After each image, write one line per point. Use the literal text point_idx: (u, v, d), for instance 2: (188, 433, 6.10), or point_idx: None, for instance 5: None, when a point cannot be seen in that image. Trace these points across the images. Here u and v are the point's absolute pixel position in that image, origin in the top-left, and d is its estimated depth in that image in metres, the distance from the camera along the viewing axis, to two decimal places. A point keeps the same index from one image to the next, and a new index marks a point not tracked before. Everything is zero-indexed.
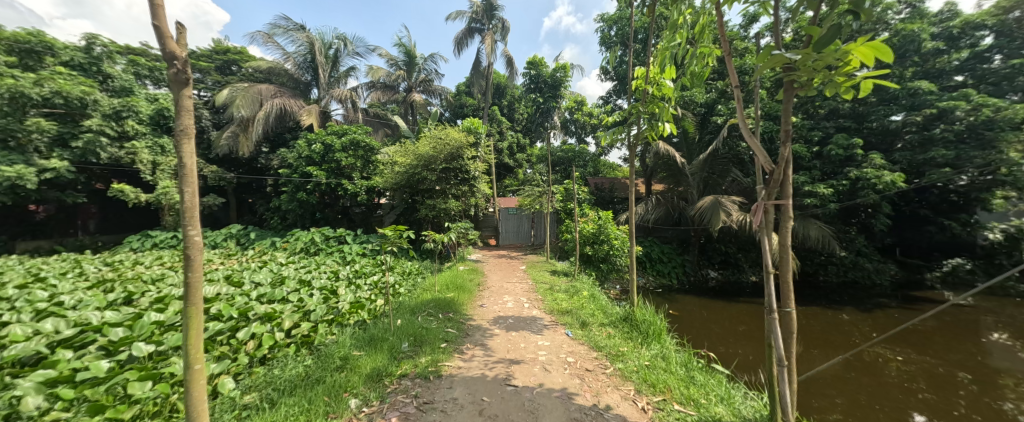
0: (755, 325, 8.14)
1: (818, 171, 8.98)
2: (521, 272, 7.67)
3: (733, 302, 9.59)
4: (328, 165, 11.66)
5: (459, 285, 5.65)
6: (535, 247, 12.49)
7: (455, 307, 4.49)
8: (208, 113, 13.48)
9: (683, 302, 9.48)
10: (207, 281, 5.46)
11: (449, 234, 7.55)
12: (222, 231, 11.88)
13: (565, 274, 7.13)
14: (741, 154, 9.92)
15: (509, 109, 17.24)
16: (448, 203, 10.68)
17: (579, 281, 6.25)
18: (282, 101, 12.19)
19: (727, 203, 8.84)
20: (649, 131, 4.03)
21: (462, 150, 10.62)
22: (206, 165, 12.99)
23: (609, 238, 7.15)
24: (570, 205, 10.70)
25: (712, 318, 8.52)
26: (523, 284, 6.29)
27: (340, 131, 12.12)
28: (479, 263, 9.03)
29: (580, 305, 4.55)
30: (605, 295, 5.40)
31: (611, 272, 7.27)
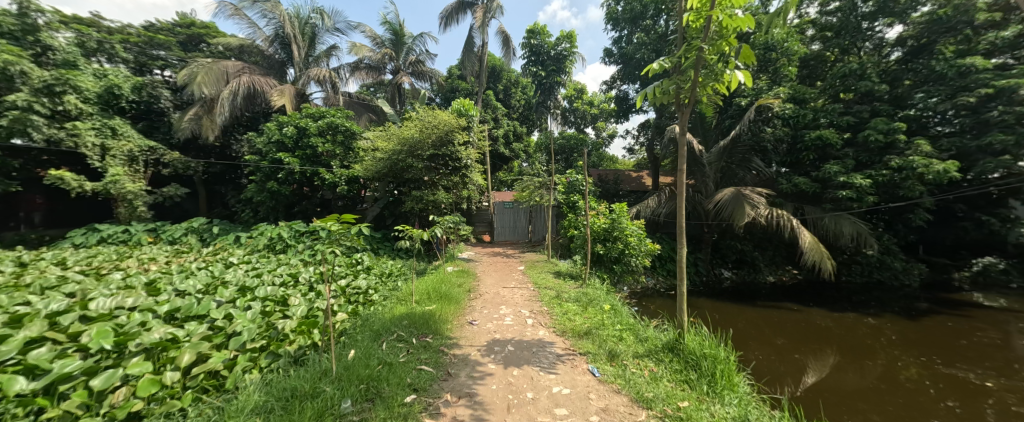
0: (784, 332, 7.16)
1: (852, 160, 8.02)
2: (519, 274, 6.57)
3: (753, 306, 8.62)
4: (302, 152, 10.39)
5: (444, 293, 4.53)
6: (533, 244, 11.42)
7: (436, 326, 3.39)
8: (169, 93, 12.09)
9: (698, 305, 8.47)
10: (118, 288, 4.24)
11: (433, 230, 6.41)
12: (183, 225, 10.59)
13: (572, 278, 6.04)
14: (763, 141, 8.91)
15: (505, 95, 15.97)
16: (436, 194, 9.56)
17: (590, 287, 5.17)
18: (249, 79, 10.75)
19: (751, 195, 7.80)
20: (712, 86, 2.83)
21: (452, 135, 9.42)
22: (167, 152, 11.65)
23: (623, 235, 6.06)
24: (573, 197, 9.60)
25: (734, 323, 7.52)
26: (523, 291, 5.17)
27: (316, 113, 10.82)
28: (469, 262, 7.93)
29: (599, 323, 3.48)
30: (628, 307, 4.33)
31: (623, 275, 6.20)
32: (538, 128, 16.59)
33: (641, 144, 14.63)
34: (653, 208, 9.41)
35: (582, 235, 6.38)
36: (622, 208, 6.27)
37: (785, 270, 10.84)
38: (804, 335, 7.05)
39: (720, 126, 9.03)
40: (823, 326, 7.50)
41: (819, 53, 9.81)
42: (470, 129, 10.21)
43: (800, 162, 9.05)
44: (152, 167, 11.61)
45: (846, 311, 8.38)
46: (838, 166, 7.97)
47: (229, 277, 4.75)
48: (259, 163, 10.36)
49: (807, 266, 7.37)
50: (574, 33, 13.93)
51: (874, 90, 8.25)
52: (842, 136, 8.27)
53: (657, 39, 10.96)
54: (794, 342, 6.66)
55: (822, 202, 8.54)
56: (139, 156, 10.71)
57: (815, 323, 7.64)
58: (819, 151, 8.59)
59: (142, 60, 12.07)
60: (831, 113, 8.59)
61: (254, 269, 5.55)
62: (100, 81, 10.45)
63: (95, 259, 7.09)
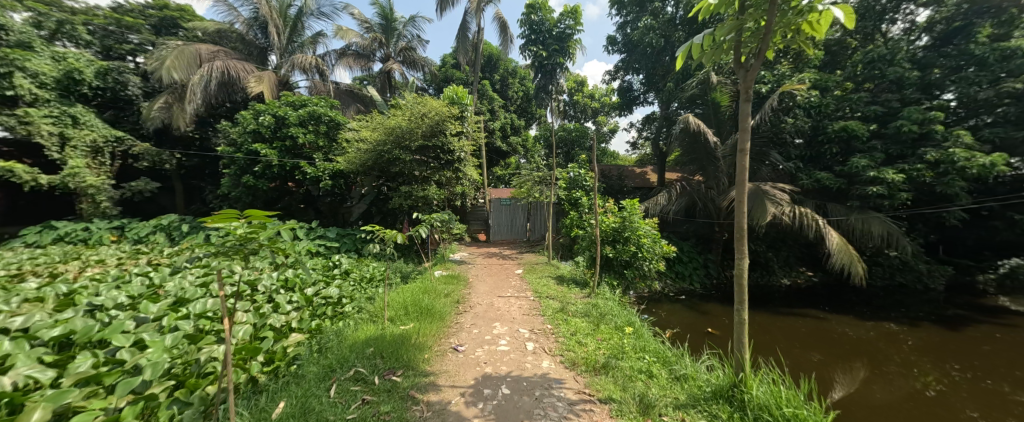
0: (808, 341, 6.46)
1: (882, 153, 7.32)
2: (516, 280, 5.80)
3: (770, 312, 7.91)
4: (281, 143, 9.52)
5: (425, 305, 3.74)
6: (532, 244, 10.68)
7: (409, 355, 2.62)
8: (138, 79, 11.18)
9: (711, 310, 7.73)
10: (19, 299, 3.39)
11: (420, 230, 5.66)
12: (152, 222, 9.74)
13: (577, 286, 5.28)
14: (783, 133, 8.17)
15: (502, 85, 15.10)
16: (426, 189, 8.77)
17: (600, 297, 4.41)
18: (223, 63, 9.85)
19: (773, 191, 7.05)
20: (794, 29, 2.00)
21: (444, 125, 8.62)
22: (137, 143, 10.78)
23: (635, 235, 5.29)
24: (575, 193, 8.82)
25: (753, 331, 6.79)
26: (521, 302, 4.41)
27: (296, 101, 9.98)
28: (461, 265, 7.14)
29: (621, 352, 2.73)
30: (649, 325, 3.59)
31: (635, 282, 5.45)
32: (536, 122, 15.82)
33: (645, 138, 13.90)
34: (663, 206, 8.67)
35: (588, 236, 5.61)
36: (633, 204, 5.50)
37: (800, 272, 10.17)
38: (832, 345, 6.35)
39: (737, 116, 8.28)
40: (849, 334, 6.82)
41: (841, 39, 9.09)
42: (464, 118, 9.40)
43: (821, 155, 8.34)
44: (120, 159, 10.74)
45: (871, 317, 7.72)
46: (867, 159, 7.26)
47: (167, 286, 3.91)
48: (232, 155, 9.45)
49: (836, 270, 6.65)
50: (578, 9, 13.10)
51: (905, 76, 7.54)
52: (869, 128, 7.57)
53: (666, 25, 10.20)
54: (824, 353, 5.95)
55: (848, 199, 7.83)
56: (105, 147, 9.85)
57: (840, 332, 6.94)
58: (842, 144, 7.90)
59: (108, 43, 11.13)
60: (857, 102, 7.88)
61: (206, 273, 4.73)
62: (58, 64, 9.54)
63: (35, 260, 6.25)
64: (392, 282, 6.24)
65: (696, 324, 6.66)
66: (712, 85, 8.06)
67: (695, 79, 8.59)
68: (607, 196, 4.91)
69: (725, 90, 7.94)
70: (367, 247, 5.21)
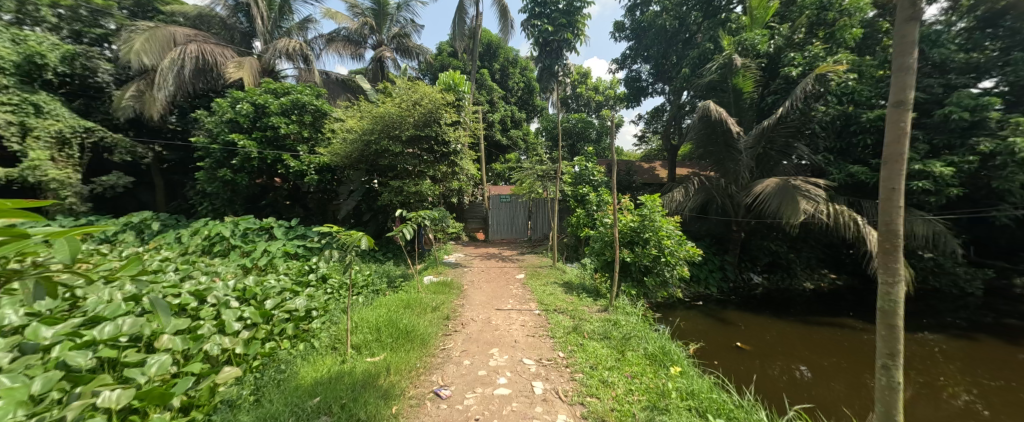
0: (843, 351, 5.73)
1: (926, 144, 6.55)
2: (517, 287, 5.04)
3: (794, 319, 7.19)
4: (261, 133, 8.73)
5: (405, 324, 2.98)
6: (533, 244, 9.96)
7: (369, 410, 1.88)
8: (109, 66, 10.34)
9: (731, 317, 6.98)
10: None
11: (406, 229, 4.95)
12: (123, 220, 8.96)
13: (589, 296, 4.52)
14: (812, 122, 7.40)
15: (502, 75, 14.24)
16: (419, 184, 8.04)
17: (620, 311, 3.67)
18: (198, 46, 9.03)
19: (806, 186, 6.28)
20: None
21: (438, 113, 7.81)
22: (108, 134, 9.99)
23: (657, 235, 4.53)
24: (582, 189, 8.06)
25: (780, 340, 6.06)
26: (523, 317, 3.69)
27: (278, 89, 9.16)
28: (455, 268, 6.38)
29: (665, 406, 1.99)
30: (685, 353, 2.86)
31: (656, 292, 4.67)
32: (537, 115, 15.03)
33: (653, 131, 13.12)
34: (678, 203, 7.89)
35: (601, 237, 4.83)
36: (654, 199, 4.73)
37: (823, 275, 9.43)
38: (869, 355, 5.64)
39: (762, 103, 7.48)
40: (885, 344, 6.11)
41: (873, 20, 8.27)
42: (461, 107, 8.59)
43: (853, 147, 7.57)
44: (90, 151, 9.95)
45: (907, 326, 7.03)
46: (911, 151, 6.48)
47: (88, 297, 3.14)
48: (207, 146, 8.63)
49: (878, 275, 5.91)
50: None
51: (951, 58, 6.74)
52: (910, 116, 6.79)
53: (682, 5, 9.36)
54: (864, 363, 5.23)
55: (885, 196, 7.09)
56: (73, 138, 9.07)
57: (875, 342, 6.23)
58: (878, 134, 7.14)
59: (76, 26, 10.19)
60: (896, 88, 7.07)
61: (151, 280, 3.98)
62: (16, 46, 8.69)
63: None
64: (375, 292, 5.51)
65: (718, 336, 5.93)
66: (735, 68, 7.26)
67: (714, 63, 7.77)
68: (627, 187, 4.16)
69: (750, 75, 7.14)
70: (337, 252, 4.44)
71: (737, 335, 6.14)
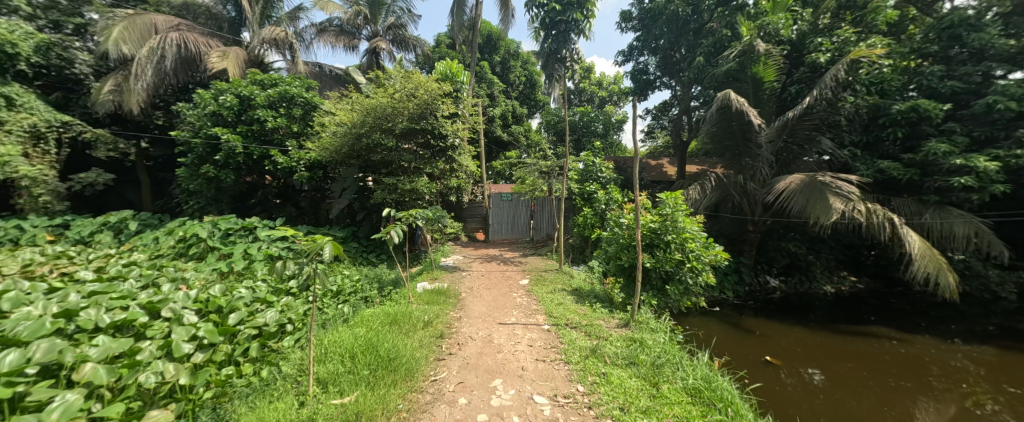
0: (880, 364, 5.19)
1: (965, 138, 6.02)
2: (521, 296, 4.49)
3: (820, 328, 6.65)
4: (247, 126, 8.19)
5: (390, 349, 2.44)
6: (536, 244, 9.43)
7: None
8: (88, 56, 9.74)
9: (753, 327, 6.41)
10: None
11: (395, 230, 4.42)
12: (101, 220, 8.40)
13: (604, 307, 3.99)
14: (837, 115, 6.86)
15: (502, 68, 13.67)
16: (414, 181, 7.54)
17: (643, 328, 3.14)
18: (179, 35, 8.45)
19: (838, 183, 5.72)
20: None
21: (435, 105, 7.27)
22: (87, 128, 9.40)
23: (680, 236, 3.97)
24: (589, 186, 7.50)
25: (811, 352, 5.50)
26: (529, 334, 3.14)
27: (265, 80, 8.61)
28: (452, 272, 5.81)
29: None
30: (736, 388, 2.31)
31: (678, 302, 4.09)
32: (539, 110, 14.48)
33: (660, 127, 12.56)
34: (694, 200, 7.30)
35: (615, 238, 4.25)
36: (674, 195, 4.16)
37: (842, 278, 8.92)
38: (909, 368, 5.12)
39: (784, 94, 6.94)
40: (923, 355, 5.59)
41: (900, 5, 7.72)
42: (459, 99, 8.04)
43: (882, 141, 7.03)
44: (68, 147, 9.38)
45: (940, 334, 6.54)
46: (950, 145, 5.94)
47: (9, 312, 2.61)
48: (189, 141, 8.08)
49: (917, 280, 5.39)
50: None
51: (993, 44, 6.20)
52: (948, 106, 6.25)
53: None
54: (907, 379, 4.70)
55: (918, 194, 6.57)
56: (47, 132, 8.47)
57: (911, 353, 5.70)
58: (911, 127, 6.57)
59: (54, 16, 9.49)
60: (930, 77, 6.54)
61: (101, 290, 3.43)
62: None
63: None
64: (362, 301, 4.95)
65: (742, 348, 5.40)
66: (756, 56, 6.70)
67: (733, 50, 7.20)
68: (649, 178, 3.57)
69: (773, 63, 6.60)
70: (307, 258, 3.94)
71: (762, 346, 5.60)
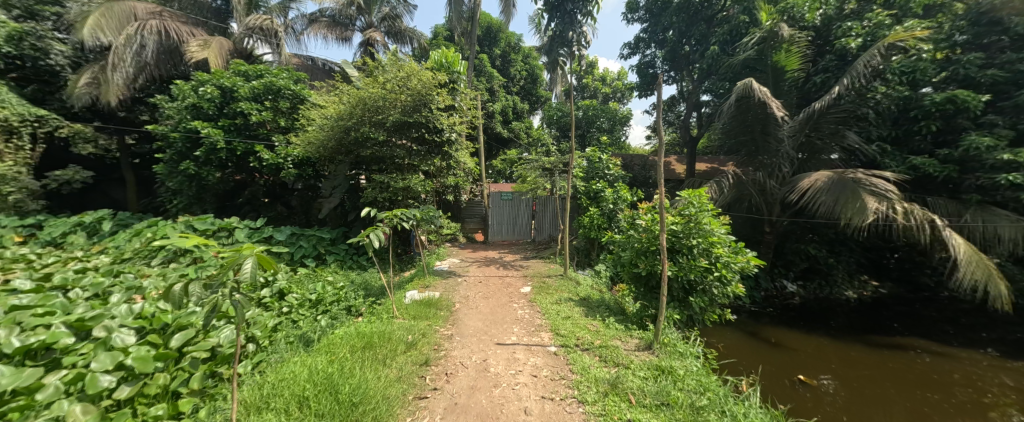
0: (916, 378, 4.70)
1: (1010, 131, 5.47)
2: (522, 307, 3.97)
3: (850, 338, 6.08)
4: (229, 120, 7.68)
5: (357, 390, 1.92)
6: (537, 246, 8.92)
7: None
8: (65, 47, 9.16)
9: (778, 338, 5.86)
10: None
11: (379, 232, 3.89)
12: (75, 219, 7.90)
13: (618, 322, 3.47)
14: (864, 107, 6.33)
15: (502, 62, 13.12)
16: (407, 178, 7.04)
17: (670, 351, 2.62)
18: (157, 22, 7.90)
19: (878, 182, 5.16)
20: None
21: (429, 97, 6.74)
22: (64, 123, 8.87)
23: (706, 240, 3.43)
24: (595, 184, 6.97)
25: (845, 367, 4.95)
26: (532, 359, 2.62)
27: (250, 71, 8.09)
28: (445, 279, 5.28)
29: None
30: None
31: (703, 316, 3.55)
32: (540, 107, 13.96)
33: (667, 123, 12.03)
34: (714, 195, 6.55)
35: (630, 242, 3.72)
36: (696, 192, 3.64)
37: (864, 283, 8.40)
38: (948, 383, 4.62)
39: (808, 85, 6.40)
40: (962, 368, 5.08)
41: None
42: (456, 91, 7.51)
43: (912, 135, 6.49)
44: (44, 143, 8.87)
45: (977, 345, 6.01)
46: (994, 139, 5.40)
47: None
48: (168, 136, 7.56)
49: (962, 289, 4.86)
50: None
51: None
52: (989, 97, 5.70)
53: None
54: (945, 396, 4.23)
55: (954, 193, 6.04)
56: (20, 127, 7.94)
57: (949, 365, 5.19)
58: (946, 119, 6.04)
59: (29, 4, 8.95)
60: (968, 65, 5.99)
61: (31, 301, 2.91)
62: None
63: None
64: (345, 311, 4.44)
65: (765, 364, 4.87)
66: (778, 43, 6.17)
67: (752, 37, 6.66)
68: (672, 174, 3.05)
69: (797, 50, 6.07)
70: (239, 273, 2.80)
71: (783, 358, 5.10)
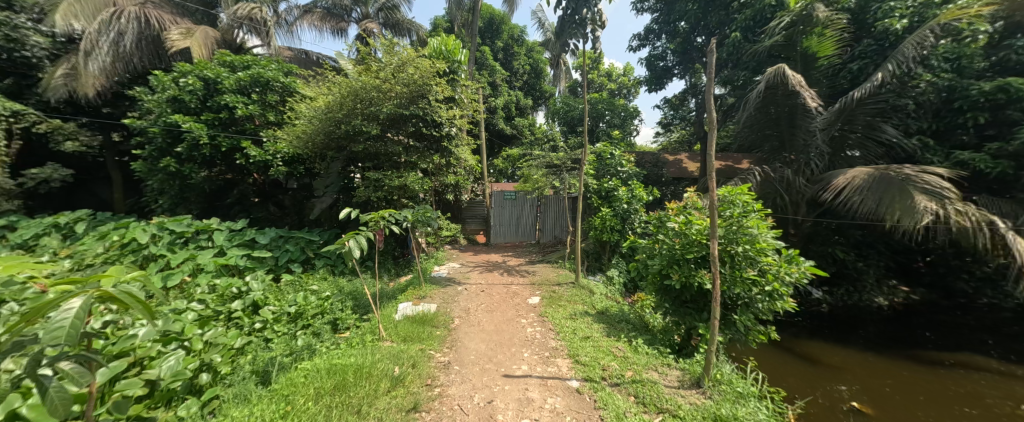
0: (956, 393, 4.24)
1: None
2: (531, 323, 3.43)
3: (895, 353, 5.48)
4: (214, 114, 7.16)
5: None
6: (543, 248, 8.37)
7: None
8: (43, 38, 8.58)
9: (812, 351, 5.34)
10: None
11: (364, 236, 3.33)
12: (51, 221, 7.39)
13: (647, 344, 2.94)
14: (904, 97, 5.77)
15: (505, 56, 12.57)
16: (403, 176, 6.53)
17: (722, 392, 2.09)
18: (134, 9, 7.36)
19: (932, 179, 4.58)
20: None
21: (427, 88, 6.19)
22: (41, 119, 8.30)
23: (753, 245, 2.87)
24: (607, 182, 6.41)
25: (879, 381, 4.49)
26: (551, 402, 2.10)
27: (236, 62, 7.57)
28: (444, 287, 4.74)
29: None
30: None
31: (749, 336, 3.01)
32: (545, 103, 13.40)
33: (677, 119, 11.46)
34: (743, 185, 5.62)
35: (659, 247, 3.16)
36: (735, 187, 3.09)
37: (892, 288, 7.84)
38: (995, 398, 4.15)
39: (842, 73, 5.84)
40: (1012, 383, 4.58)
41: None
42: (456, 81, 6.94)
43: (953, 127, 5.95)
44: (21, 140, 8.34)
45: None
46: None
47: None
48: (148, 131, 7.04)
49: None
50: None
51: None
52: None
53: None
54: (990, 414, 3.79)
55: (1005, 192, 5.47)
56: None
57: (999, 380, 4.68)
58: (994, 111, 5.48)
59: None
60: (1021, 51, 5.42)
61: None
62: None
63: None
64: (331, 325, 3.94)
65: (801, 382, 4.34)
66: (811, 27, 5.61)
67: (779, 21, 6.09)
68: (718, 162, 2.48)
69: (831, 34, 5.54)
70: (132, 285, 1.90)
71: (810, 372, 4.66)
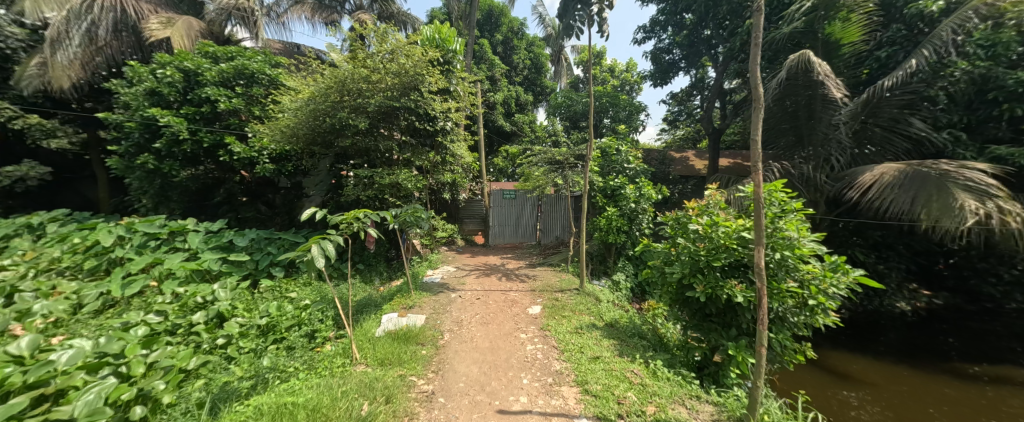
0: (1008, 414, 3.81)
1: None
2: (532, 338, 3.02)
3: (929, 365, 5.05)
4: (195, 107, 6.76)
5: None
6: (544, 250, 7.95)
7: None
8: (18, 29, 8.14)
9: (840, 363, 4.91)
10: None
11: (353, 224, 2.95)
12: (25, 221, 7.00)
13: (667, 367, 2.54)
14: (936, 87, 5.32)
15: (504, 50, 12.15)
16: (395, 173, 6.14)
17: None
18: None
19: (981, 178, 4.09)
20: None
21: (420, 79, 5.78)
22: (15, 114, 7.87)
23: (790, 251, 2.44)
24: (613, 180, 5.97)
25: (917, 399, 4.07)
26: None
27: (219, 53, 7.16)
28: (436, 294, 4.34)
29: None
30: None
31: (783, 357, 2.59)
32: (545, 99, 12.97)
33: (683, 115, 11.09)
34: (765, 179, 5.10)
35: (679, 252, 2.75)
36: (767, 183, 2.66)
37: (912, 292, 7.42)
38: None
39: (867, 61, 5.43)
40: None
41: None
42: (451, 72, 6.51)
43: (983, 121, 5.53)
44: None
45: None
46: None
47: None
48: (124, 126, 6.60)
49: None
50: None
51: None
52: None
53: None
54: None
55: None
56: None
57: None
58: None
59: None
60: None
61: None
62: None
63: None
64: (309, 340, 3.53)
65: (815, 391, 4.12)
66: (834, 10, 5.19)
67: (798, 6, 5.67)
68: (757, 152, 2.06)
69: (858, 18, 5.10)
70: None
71: (830, 383, 4.35)
